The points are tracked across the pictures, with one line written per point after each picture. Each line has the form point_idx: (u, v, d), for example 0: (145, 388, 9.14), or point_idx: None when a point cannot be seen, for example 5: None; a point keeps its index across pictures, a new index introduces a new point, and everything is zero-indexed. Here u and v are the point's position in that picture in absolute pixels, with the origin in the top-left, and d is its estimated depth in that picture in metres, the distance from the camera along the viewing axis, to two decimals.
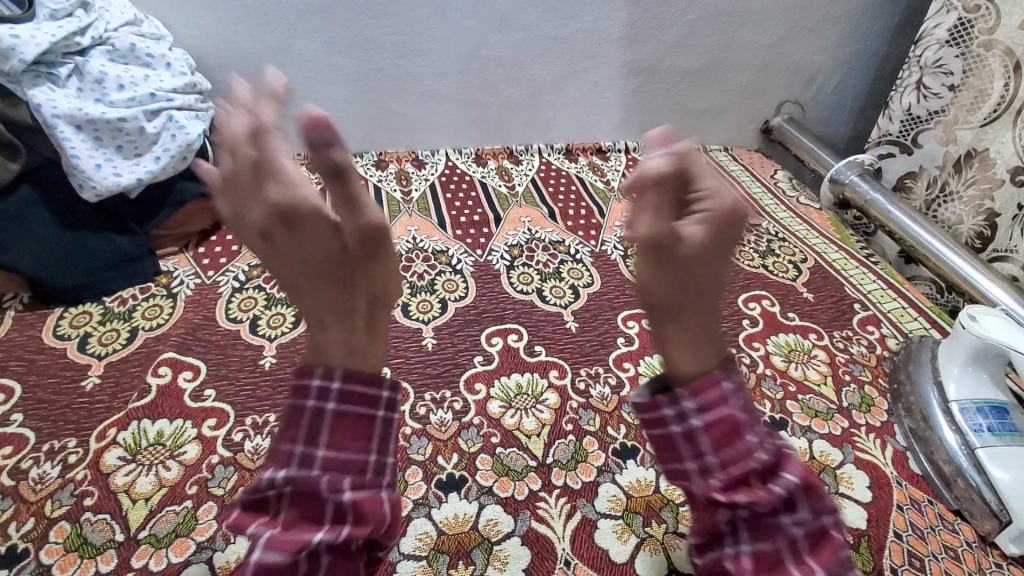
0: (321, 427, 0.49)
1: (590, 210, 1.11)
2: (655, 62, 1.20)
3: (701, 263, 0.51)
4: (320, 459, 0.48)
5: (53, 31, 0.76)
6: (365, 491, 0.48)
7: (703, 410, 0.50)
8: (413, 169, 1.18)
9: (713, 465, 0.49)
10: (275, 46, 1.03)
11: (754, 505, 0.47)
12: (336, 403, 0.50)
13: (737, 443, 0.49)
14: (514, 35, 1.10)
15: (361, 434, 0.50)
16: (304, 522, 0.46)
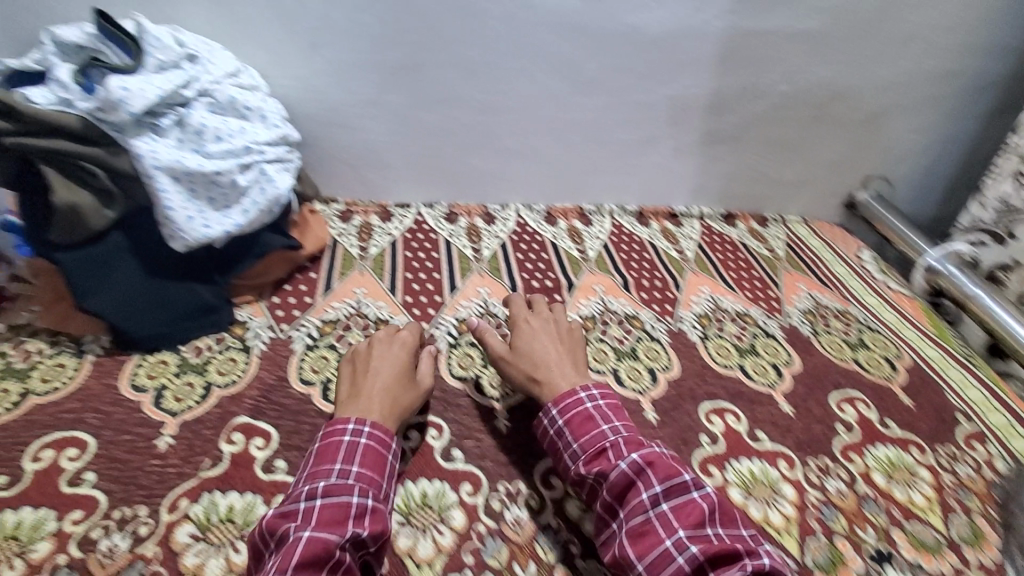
0: (354, 451, 0.64)
1: (665, 281, 1.06)
2: (740, 131, 1.17)
3: (519, 346, 0.79)
4: (351, 474, 0.62)
5: (161, 85, 0.77)
6: (381, 506, 0.61)
7: (561, 411, 0.71)
8: (484, 225, 1.16)
9: (579, 453, 0.68)
10: (363, 99, 1.04)
11: (611, 477, 0.64)
12: (367, 437, 0.65)
13: (593, 429, 0.68)
14: (599, 99, 1.08)
15: (380, 466, 0.64)
16: (333, 526, 0.56)
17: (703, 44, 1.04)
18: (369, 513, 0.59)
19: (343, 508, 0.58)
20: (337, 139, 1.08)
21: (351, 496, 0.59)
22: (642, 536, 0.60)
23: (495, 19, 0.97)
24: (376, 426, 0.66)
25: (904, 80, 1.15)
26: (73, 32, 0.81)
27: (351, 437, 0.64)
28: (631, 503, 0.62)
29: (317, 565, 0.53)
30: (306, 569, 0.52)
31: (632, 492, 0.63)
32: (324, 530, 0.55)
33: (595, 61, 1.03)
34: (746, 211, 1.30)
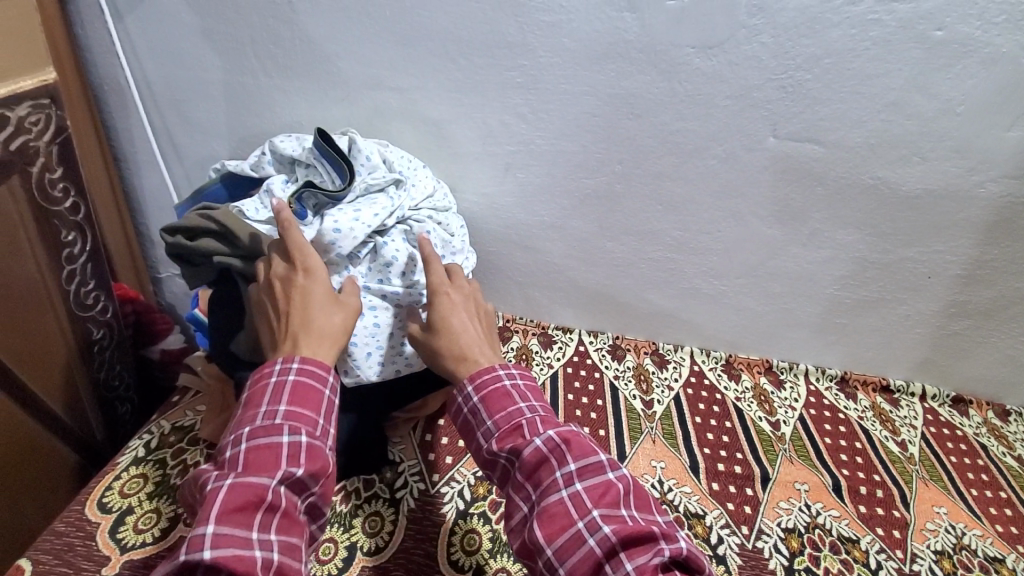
0: (282, 390, 0.58)
1: (888, 491, 0.85)
2: (997, 307, 0.93)
3: (448, 336, 0.68)
4: (279, 415, 0.56)
5: (369, 220, 0.72)
6: (318, 442, 0.56)
7: (477, 388, 0.63)
8: (654, 369, 1.02)
9: (492, 431, 0.60)
10: (548, 222, 0.96)
11: (526, 455, 0.56)
12: (296, 373, 0.59)
13: (509, 405, 0.61)
14: (821, 251, 0.91)
15: (313, 401, 0.58)
16: (261, 468, 0.52)
17: (973, 208, 0.84)
18: (303, 451, 0.55)
19: (273, 450, 0.53)
20: (512, 255, 1.01)
21: (281, 436, 0.54)
22: (550, 519, 0.52)
23: (716, 157, 0.85)
24: (307, 362, 0.60)
25: None
26: (292, 145, 0.81)
27: (280, 376, 0.58)
28: (545, 481, 0.54)
29: (248, 510, 0.49)
30: (238, 512, 0.49)
31: (546, 470, 0.55)
32: (249, 475, 0.51)
33: (825, 212, 0.87)
34: (981, 398, 1.05)
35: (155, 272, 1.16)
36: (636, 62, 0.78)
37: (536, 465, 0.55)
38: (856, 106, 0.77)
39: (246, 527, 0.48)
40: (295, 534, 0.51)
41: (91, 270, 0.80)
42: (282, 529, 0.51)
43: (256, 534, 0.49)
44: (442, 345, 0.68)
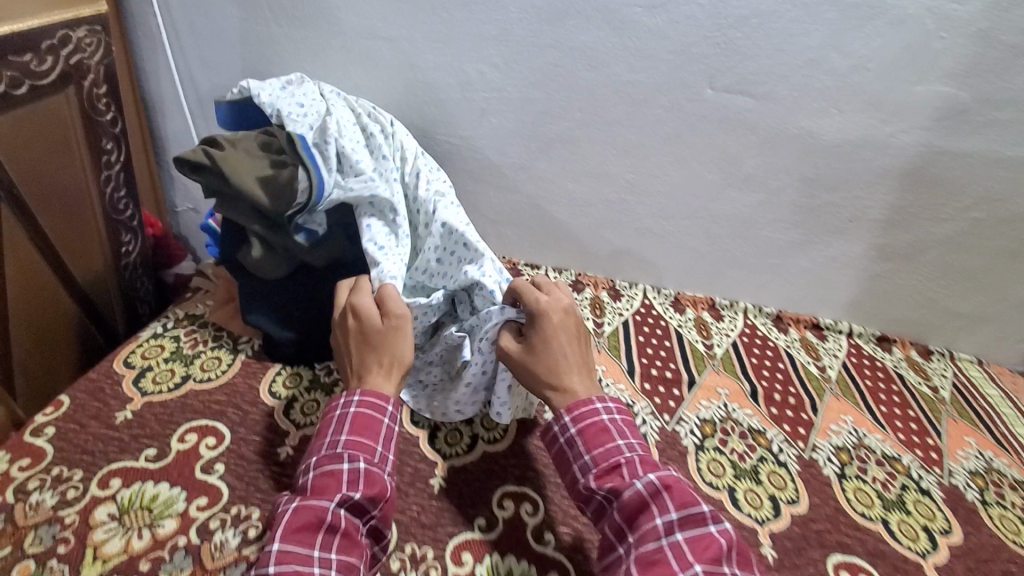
0: (344, 420, 0.64)
1: (800, 398, 0.97)
2: (913, 251, 1.04)
3: (546, 359, 0.68)
4: (340, 444, 0.62)
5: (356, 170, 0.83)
6: (375, 469, 0.61)
7: (575, 420, 0.65)
8: (609, 300, 1.14)
9: (590, 466, 0.63)
10: (518, 163, 1.09)
11: (623, 500, 0.59)
12: (357, 405, 0.65)
13: (607, 442, 0.63)
14: (755, 195, 1.04)
15: (372, 429, 0.64)
16: (325, 493, 0.58)
17: (885, 156, 0.94)
18: (361, 476, 0.60)
19: (335, 477, 0.59)
20: (486, 194, 1.15)
21: (341, 464, 0.60)
22: (651, 565, 0.54)
23: (661, 106, 0.98)
24: (365, 394, 0.66)
25: None
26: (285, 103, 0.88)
27: (343, 409, 0.65)
28: (644, 528, 0.57)
29: (310, 532, 0.55)
30: (300, 532, 0.55)
31: (646, 517, 0.57)
32: (314, 498, 0.57)
33: (757, 158, 0.99)
34: (906, 338, 1.14)
35: (172, 204, 1.31)
36: (592, 18, 0.92)
37: (636, 508, 0.58)
38: (780, 62, 0.90)
39: (307, 548, 0.54)
40: (354, 553, 0.57)
41: (123, 178, 0.95)
42: (342, 548, 0.56)
43: (316, 553, 0.54)
44: (540, 368, 0.68)
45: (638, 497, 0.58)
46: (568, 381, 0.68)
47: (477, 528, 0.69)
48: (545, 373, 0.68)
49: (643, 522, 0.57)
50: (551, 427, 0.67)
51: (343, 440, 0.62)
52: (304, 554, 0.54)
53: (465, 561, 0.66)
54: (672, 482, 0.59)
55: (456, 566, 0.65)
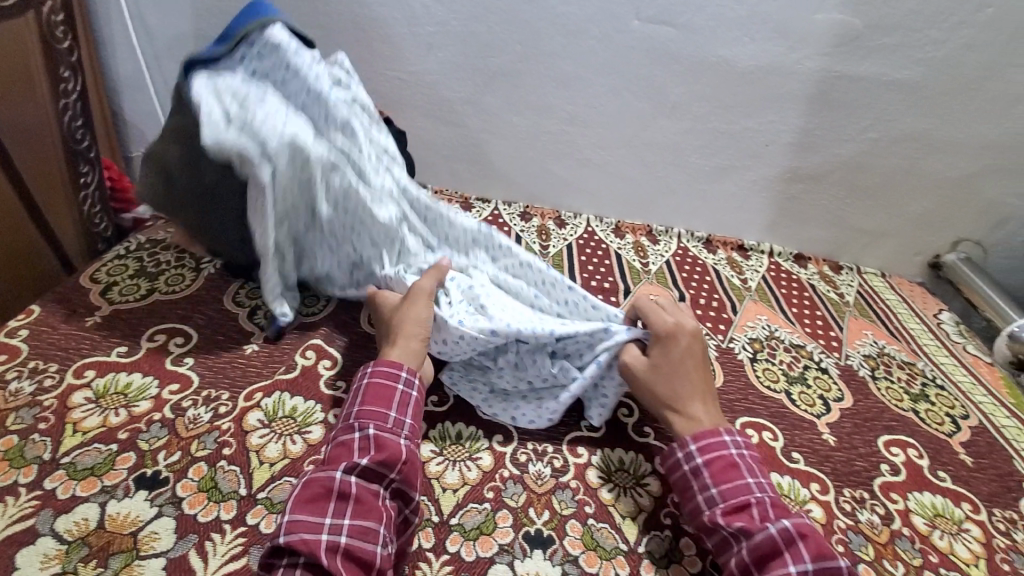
0: (359, 392, 0.65)
1: (722, 303, 1.08)
2: (821, 173, 1.18)
3: (662, 381, 0.69)
4: (353, 415, 0.63)
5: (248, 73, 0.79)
6: (387, 434, 0.61)
7: (702, 451, 0.63)
8: (555, 228, 1.23)
9: (716, 500, 0.60)
10: (464, 98, 1.16)
11: (751, 539, 0.56)
12: (370, 375, 0.66)
13: (737, 479, 0.61)
14: (681, 122, 1.14)
15: (386, 398, 0.64)
16: (338, 462, 0.59)
17: (790, 81, 1.07)
18: (372, 442, 0.60)
19: (346, 449, 0.60)
20: (436, 131, 1.21)
21: (353, 433, 0.61)
22: None
23: (594, 38, 1.06)
24: (378, 365, 0.67)
25: (1008, 142, 1.12)
26: None
27: (359, 381, 0.66)
28: (772, 570, 0.54)
29: (321, 502, 0.55)
30: (313, 503, 0.55)
31: (776, 562, 0.54)
32: (325, 467, 0.58)
33: (682, 86, 1.10)
34: (819, 256, 1.28)
35: (126, 151, 1.32)
36: None
37: (765, 550, 0.55)
38: None
39: (318, 513, 0.55)
40: (371, 517, 0.55)
41: (79, 108, 0.97)
42: (355, 514, 0.55)
43: (328, 519, 0.54)
44: (660, 389, 0.69)
45: (768, 538, 0.55)
46: (688, 408, 0.67)
47: (430, 403, 0.75)
48: (662, 396, 0.68)
49: (774, 567, 0.54)
50: (672, 452, 0.65)
51: (354, 415, 0.63)
52: (315, 520, 0.54)
53: None
54: (806, 528, 0.56)
55: None
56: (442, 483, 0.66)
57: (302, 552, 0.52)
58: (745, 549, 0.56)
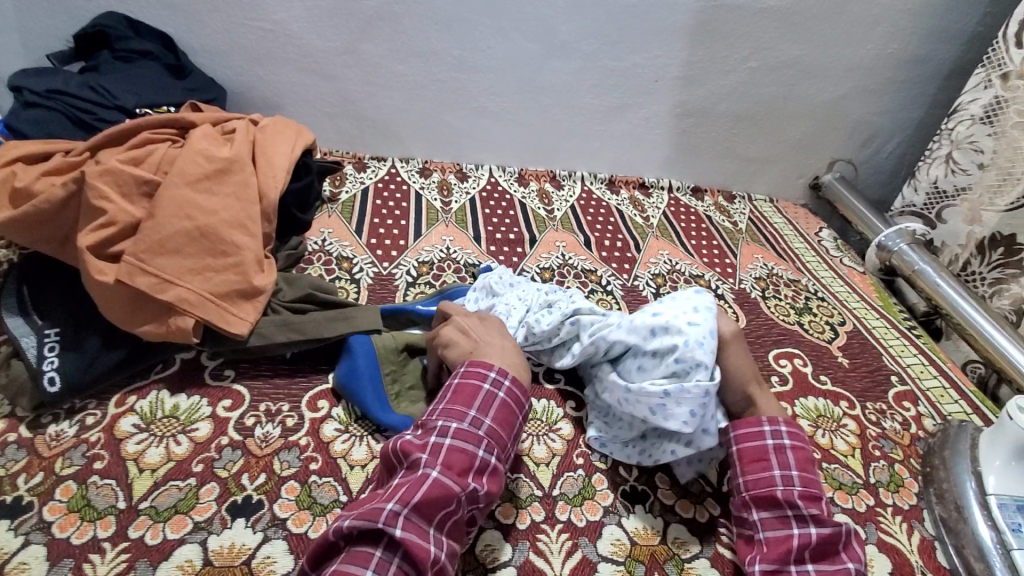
0: (491, 404, 0.59)
1: (626, 242, 1.10)
2: (709, 105, 1.20)
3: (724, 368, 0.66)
4: (484, 427, 0.57)
5: None
6: (498, 465, 0.57)
7: (790, 435, 0.61)
8: (456, 182, 1.18)
9: (792, 479, 0.58)
10: (340, 47, 1.06)
11: (823, 529, 0.55)
12: (506, 393, 0.61)
13: (812, 471, 0.60)
14: (572, 62, 1.11)
15: (509, 426, 0.59)
16: (454, 468, 0.53)
17: (672, 14, 1.07)
18: (489, 471, 0.56)
19: (464, 459, 0.54)
20: (315, 86, 1.11)
21: (478, 449, 0.56)
22: None
23: None
24: (515, 386, 0.62)
25: (871, 63, 1.19)
26: None
27: (494, 389, 0.60)
28: (827, 564, 0.53)
29: (433, 508, 0.50)
30: (428, 507, 0.49)
31: (833, 558, 0.54)
32: (449, 474, 0.53)
33: (568, 23, 1.06)
34: (714, 188, 1.33)
35: None
36: None
37: (828, 542, 0.54)
38: None
39: (429, 519, 0.49)
40: (455, 544, 0.51)
41: None
42: (450, 535, 0.51)
43: (433, 532, 0.49)
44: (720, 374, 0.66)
45: (839, 537, 0.55)
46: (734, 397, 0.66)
47: (331, 380, 0.71)
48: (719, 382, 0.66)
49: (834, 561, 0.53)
50: (757, 421, 0.62)
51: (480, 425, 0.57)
52: (426, 528, 0.48)
53: (321, 408, 0.67)
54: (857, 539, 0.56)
55: (312, 412, 0.66)
56: (349, 460, 0.62)
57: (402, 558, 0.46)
58: (813, 535, 0.54)
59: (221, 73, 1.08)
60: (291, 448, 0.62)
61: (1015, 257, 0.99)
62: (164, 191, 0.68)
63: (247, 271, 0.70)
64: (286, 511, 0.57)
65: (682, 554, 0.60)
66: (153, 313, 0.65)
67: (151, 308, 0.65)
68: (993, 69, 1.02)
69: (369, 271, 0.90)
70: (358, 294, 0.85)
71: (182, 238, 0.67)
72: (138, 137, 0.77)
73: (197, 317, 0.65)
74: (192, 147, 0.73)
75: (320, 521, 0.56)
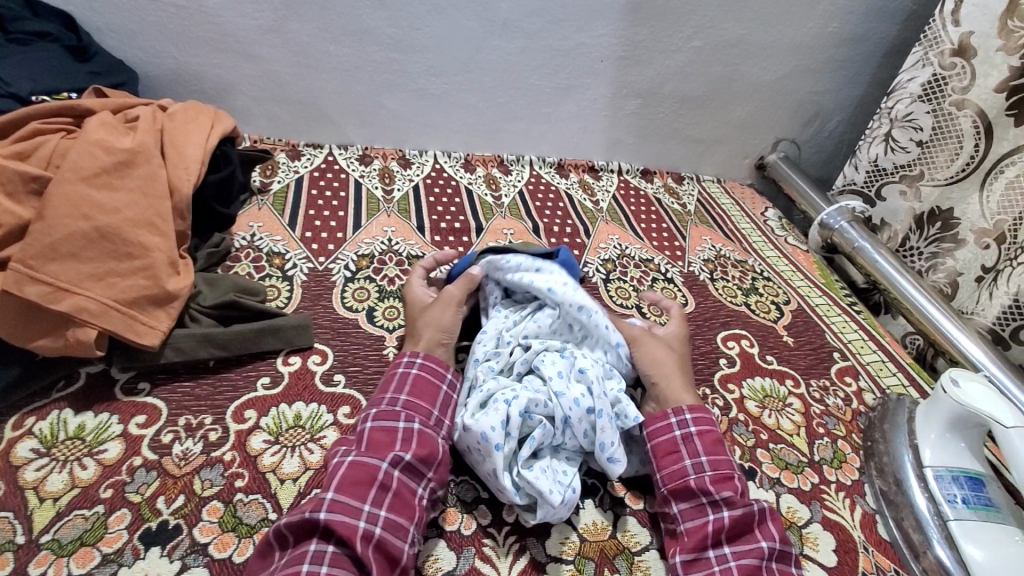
0: (405, 381, 0.62)
1: (575, 228, 1.08)
2: (656, 86, 1.19)
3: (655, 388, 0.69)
4: (400, 402, 0.60)
5: None
6: (428, 431, 0.58)
7: (695, 421, 0.63)
8: (398, 169, 1.13)
9: (703, 467, 0.60)
10: (264, 26, 0.98)
11: (734, 510, 0.56)
12: (420, 369, 0.64)
13: (722, 454, 0.62)
14: (515, 41, 1.07)
15: (429, 396, 0.62)
16: (378, 447, 0.55)
17: None
18: (415, 437, 0.57)
19: (386, 437, 0.56)
20: (240, 69, 1.02)
21: (397, 420, 0.58)
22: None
23: None
24: (429, 359, 0.65)
25: (812, 42, 1.20)
26: None
27: (405, 369, 0.63)
28: (743, 544, 0.55)
29: (361, 488, 0.51)
30: (350, 487, 0.51)
31: (749, 538, 0.55)
32: (369, 453, 0.54)
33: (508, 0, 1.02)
34: (664, 169, 1.33)
35: None
36: None
37: (744, 523, 0.56)
38: None
39: (360, 498, 0.51)
40: (405, 514, 0.52)
41: None
42: (392, 507, 0.52)
43: (367, 508, 0.51)
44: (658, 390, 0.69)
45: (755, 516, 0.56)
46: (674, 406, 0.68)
47: (260, 387, 0.65)
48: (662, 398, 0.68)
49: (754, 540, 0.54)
50: (665, 416, 0.64)
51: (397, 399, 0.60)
52: (355, 505, 0.50)
53: (248, 418, 0.62)
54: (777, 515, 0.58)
55: (237, 424, 0.61)
56: (279, 474, 0.58)
57: (337, 538, 0.48)
58: (725, 517, 0.56)
59: (132, 56, 0.98)
60: (214, 465, 0.58)
61: (951, 231, 1.02)
62: (54, 188, 0.61)
63: (158, 275, 0.63)
64: (207, 535, 0.52)
65: (632, 547, 0.59)
66: (49, 326, 0.59)
67: (46, 320, 0.59)
68: (930, 46, 1.00)
69: (303, 267, 0.84)
70: (291, 292, 0.80)
71: (78, 241, 0.60)
72: (26, 128, 0.68)
73: (100, 328, 0.59)
74: (87, 138, 0.66)
75: (246, 542, 0.52)
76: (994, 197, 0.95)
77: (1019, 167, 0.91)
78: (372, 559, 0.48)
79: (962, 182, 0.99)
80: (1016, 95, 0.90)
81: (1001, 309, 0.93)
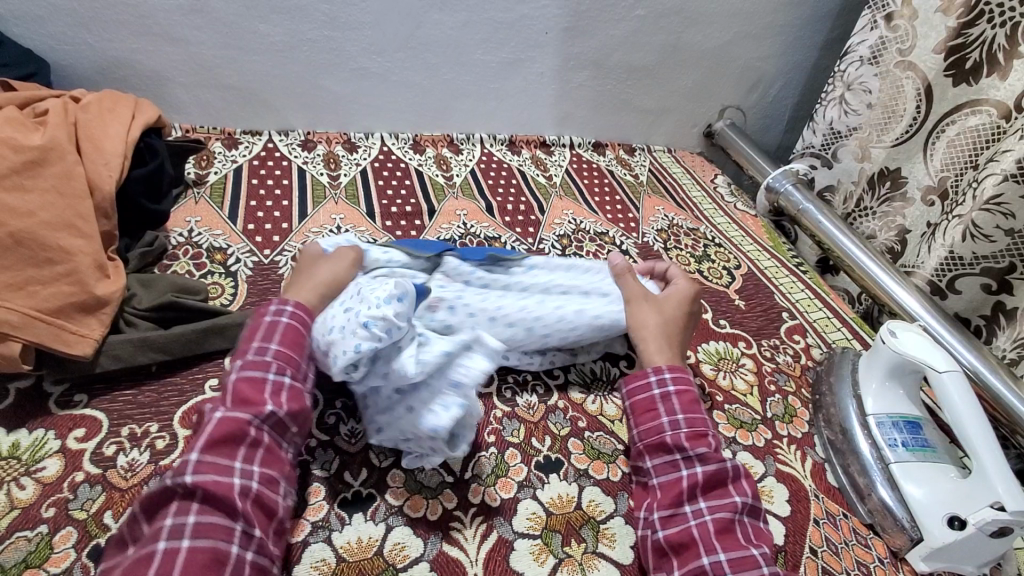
0: (273, 330, 0.57)
1: (529, 204, 1.07)
2: (603, 56, 1.18)
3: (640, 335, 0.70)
4: (269, 353, 0.55)
5: None
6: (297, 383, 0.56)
7: (676, 379, 0.65)
8: (344, 153, 1.09)
9: (679, 425, 0.62)
10: (186, 5, 0.92)
11: (708, 466, 0.58)
12: (291, 315, 0.58)
13: (699, 411, 0.63)
14: (456, 15, 1.04)
15: (302, 343, 0.57)
16: (246, 403, 0.52)
17: None
18: (286, 390, 0.54)
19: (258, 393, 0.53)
20: (162, 53, 0.96)
21: (267, 373, 0.54)
22: (726, 534, 0.54)
23: None
24: (299, 307, 0.59)
25: (752, 7, 1.21)
26: None
27: (274, 317, 0.57)
28: (718, 499, 0.57)
29: (230, 446, 0.49)
30: (219, 450, 0.49)
31: (723, 494, 0.57)
32: (238, 411, 0.51)
33: None
34: (615, 141, 1.33)
35: None
36: None
37: (715, 480, 0.58)
38: None
39: (229, 456, 0.49)
40: (276, 468, 0.51)
41: None
42: (262, 462, 0.50)
43: (238, 466, 0.49)
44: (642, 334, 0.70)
45: (725, 474, 0.58)
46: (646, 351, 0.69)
47: (207, 390, 0.63)
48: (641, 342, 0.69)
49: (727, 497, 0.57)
50: (645, 372, 0.66)
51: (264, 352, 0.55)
52: (224, 465, 0.48)
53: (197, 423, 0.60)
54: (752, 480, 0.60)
55: (185, 430, 0.59)
56: None
57: (202, 501, 0.46)
58: (699, 473, 0.58)
59: (38, 43, 0.90)
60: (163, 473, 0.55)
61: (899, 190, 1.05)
62: None
63: (84, 280, 0.59)
64: None
65: (597, 516, 0.60)
66: None
67: None
68: (877, 9, 1.02)
69: (247, 261, 0.81)
70: (235, 289, 0.76)
71: None
72: None
73: (26, 341, 0.55)
74: None
75: None
76: (936, 154, 0.99)
77: (958, 126, 0.95)
78: (249, 514, 0.47)
79: (908, 143, 1.02)
80: (954, 55, 0.93)
81: (939, 260, 0.97)
